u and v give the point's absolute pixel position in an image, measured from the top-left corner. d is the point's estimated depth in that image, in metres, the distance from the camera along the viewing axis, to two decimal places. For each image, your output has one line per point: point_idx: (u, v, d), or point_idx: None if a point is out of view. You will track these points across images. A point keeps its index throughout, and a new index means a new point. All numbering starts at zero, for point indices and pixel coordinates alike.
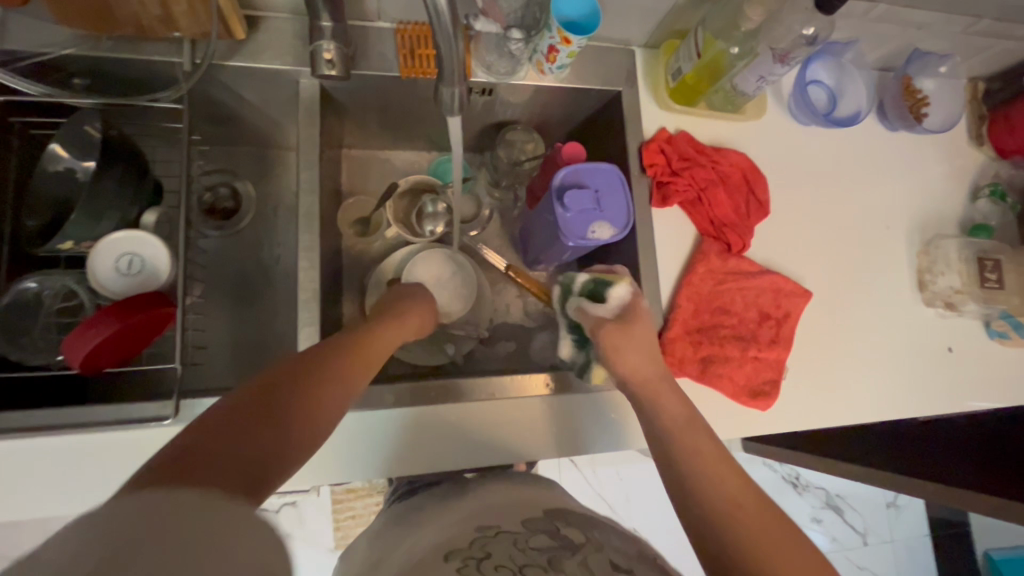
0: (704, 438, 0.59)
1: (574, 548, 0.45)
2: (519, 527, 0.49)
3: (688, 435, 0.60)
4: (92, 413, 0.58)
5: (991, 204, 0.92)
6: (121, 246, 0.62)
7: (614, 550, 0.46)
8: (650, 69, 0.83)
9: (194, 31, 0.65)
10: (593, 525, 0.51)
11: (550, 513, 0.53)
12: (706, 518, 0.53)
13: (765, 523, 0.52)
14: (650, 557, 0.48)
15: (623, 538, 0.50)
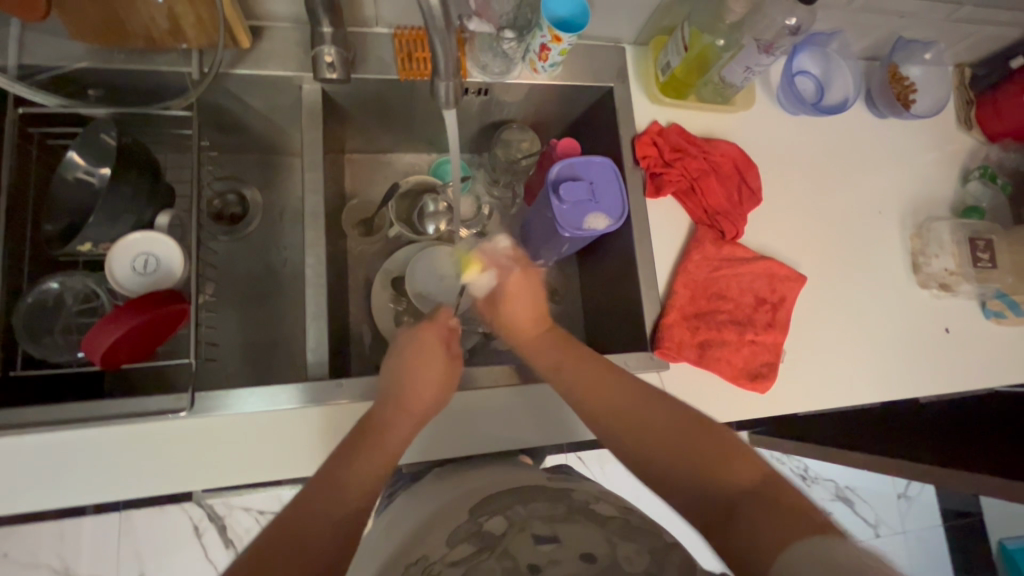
0: (627, 393, 0.64)
1: (494, 547, 0.49)
2: (458, 521, 0.54)
3: (608, 400, 0.64)
4: (112, 406, 0.61)
5: (982, 186, 0.94)
6: (136, 246, 0.65)
7: (537, 523, 0.51)
8: (641, 65, 0.86)
9: (201, 41, 0.68)
10: (509, 500, 0.55)
11: (479, 500, 0.57)
12: (656, 476, 0.58)
13: (713, 453, 0.56)
14: (577, 513, 0.53)
15: (549, 500, 0.55)
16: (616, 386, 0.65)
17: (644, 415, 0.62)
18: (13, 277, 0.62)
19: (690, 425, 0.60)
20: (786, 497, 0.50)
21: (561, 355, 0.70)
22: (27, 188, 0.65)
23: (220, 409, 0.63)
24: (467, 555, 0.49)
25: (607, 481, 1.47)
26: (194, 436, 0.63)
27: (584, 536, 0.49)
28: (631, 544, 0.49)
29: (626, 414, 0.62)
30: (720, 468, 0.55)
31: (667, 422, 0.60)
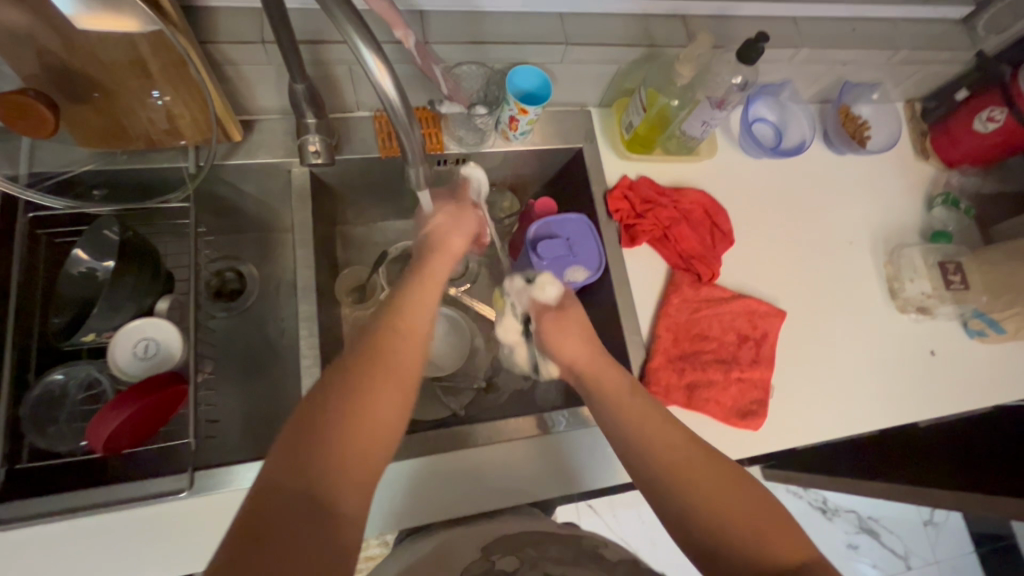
0: (685, 443, 0.57)
1: None
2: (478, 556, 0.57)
3: (675, 459, 0.55)
4: (121, 490, 0.62)
5: (946, 211, 0.98)
6: (138, 332, 0.68)
7: (544, 565, 0.53)
8: (607, 126, 0.92)
9: (197, 138, 0.74)
10: (523, 541, 0.58)
11: (499, 541, 0.59)
12: (706, 541, 0.52)
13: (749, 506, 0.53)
14: (579, 556, 0.54)
15: (556, 544, 0.57)
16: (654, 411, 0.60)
17: (704, 471, 0.55)
18: (21, 369, 0.66)
19: (755, 498, 0.53)
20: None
21: (615, 403, 0.61)
22: (34, 286, 0.69)
23: (218, 487, 0.64)
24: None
25: (620, 529, 1.44)
26: (195, 518, 0.64)
27: None
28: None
29: (680, 462, 0.55)
30: (779, 545, 0.51)
31: (726, 486, 0.54)
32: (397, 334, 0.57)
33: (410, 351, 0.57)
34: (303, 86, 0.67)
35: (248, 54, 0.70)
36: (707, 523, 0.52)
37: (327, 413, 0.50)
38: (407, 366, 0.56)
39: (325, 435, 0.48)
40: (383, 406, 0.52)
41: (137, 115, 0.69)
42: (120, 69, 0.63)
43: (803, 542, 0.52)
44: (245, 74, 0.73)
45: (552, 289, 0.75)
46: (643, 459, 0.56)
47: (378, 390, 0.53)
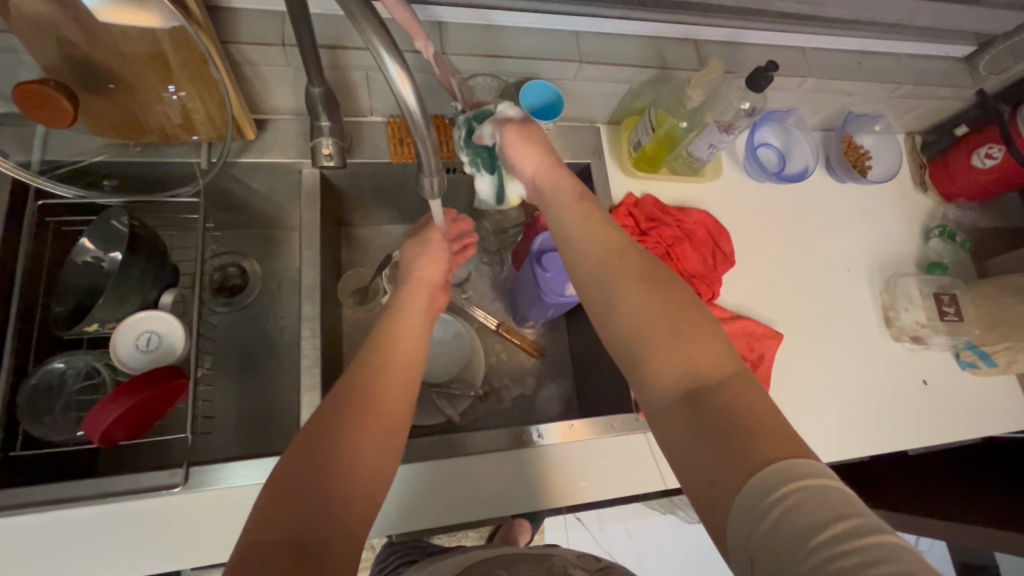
0: (636, 269, 0.58)
1: None
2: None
3: (623, 308, 0.56)
4: (110, 483, 0.62)
5: (942, 243, 1.00)
6: (141, 324, 0.68)
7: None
8: (615, 143, 0.93)
9: (210, 134, 0.75)
10: (492, 564, 0.56)
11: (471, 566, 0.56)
12: (629, 341, 0.55)
13: (688, 349, 0.51)
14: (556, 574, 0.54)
15: (530, 564, 0.56)
16: (620, 258, 0.59)
17: (636, 287, 0.56)
18: (20, 357, 0.65)
19: (693, 324, 0.53)
20: (751, 425, 0.45)
21: (576, 238, 0.62)
22: (40, 273, 0.69)
23: (211, 484, 0.64)
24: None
25: (608, 543, 1.44)
26: (187, 514, 0.64)
27: None
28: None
29: (626, 304, 0.56)
30: (695, 362, 0.51)
31: (666, 307, 0.54)
32: (341, 419, 0.52)
33: (376, 419, 0.53)
34: (320, 90, 0.68)
35: (267, 56, 0.71)
36: (635, 337, 0.54)
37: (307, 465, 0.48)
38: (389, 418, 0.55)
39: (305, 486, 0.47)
40: (370, 435, 0.52)
41: (153, 109, 0.69)
42: (140, 63, 0.63)
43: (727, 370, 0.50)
44: (262, 75, 0.74)
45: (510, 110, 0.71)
46: (593, 286, 0.60)
47: (365, 422, 0.52)
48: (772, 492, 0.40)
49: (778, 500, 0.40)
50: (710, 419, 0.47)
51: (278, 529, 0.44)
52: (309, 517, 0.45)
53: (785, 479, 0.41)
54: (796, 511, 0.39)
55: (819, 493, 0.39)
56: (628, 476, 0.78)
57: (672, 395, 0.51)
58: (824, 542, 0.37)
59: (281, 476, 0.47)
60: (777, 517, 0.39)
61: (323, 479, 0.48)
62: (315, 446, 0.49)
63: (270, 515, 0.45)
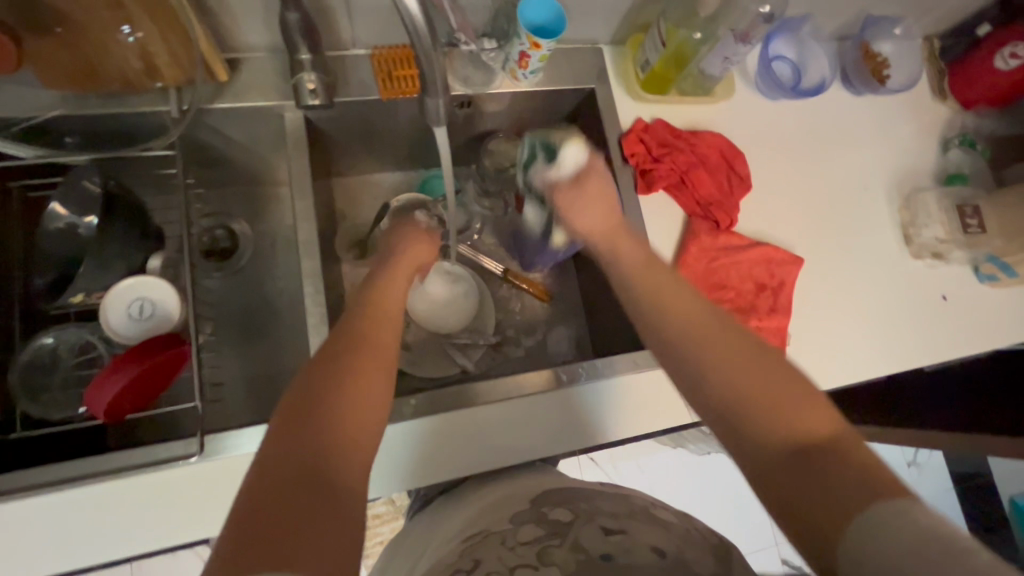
0: (695, 307, 0.61)
1: (565, 537, 0.51)
2: (508, 523, 0.55)
3: (703, 342, 0.57)
4: (119, 458, 0.59)
5: (961, 153, 0.96)
6: (129, 291, 0.63)
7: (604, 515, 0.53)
8: (620, 64, 0.86)
9: (178, 78, 0.67)
10: (573, 494, 0.57)
11: (536, 499, 0.57)
12: (714, 381, 0.54)
13: (776, 385, 0.52)
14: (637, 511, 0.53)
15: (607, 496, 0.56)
16: (702, 308, 0.60)
17: (723, 333, 0.57)
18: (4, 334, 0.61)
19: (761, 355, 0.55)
20: (858, 468, 0.45)
21: (638, 278, 0.66)
22: (12, 245, 0.64)
23: (229, 451, 0.61)
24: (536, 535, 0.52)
25: (621, 478, 1.47)
26: (208, 483, 0.61)
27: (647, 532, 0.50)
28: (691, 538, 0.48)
29: (713, 348, 0.56)
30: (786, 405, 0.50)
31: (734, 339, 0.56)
32: (324, 381, 0.50)
33: (360, 376, 0.52)
34: (296, 15, 0.61)
35: None
36: (723, 384, 0.53)
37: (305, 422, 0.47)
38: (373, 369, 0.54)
39: (308, 441, 0.45)
40: (358, 390, 0.51)
41: (110, 52, 0.62)
42: None
43: (824, 417, 0.49)
44: (228, 4, 0.66)
45: (573, 154, 0.73)
46: (672, 326, 0.60)
47: (350, 379, 0.51)
48: (889, 526, 0.40)
49: (903, 534, 0.39)
50: (814, 464, 0.46)
51: (275, 488, 0.42)
52: (309, 468, 0.44)
53: (907, 517, 0.40)
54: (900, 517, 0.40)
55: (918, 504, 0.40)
56: (654, 411, 0.76)
57: (769, 440, 0.49)
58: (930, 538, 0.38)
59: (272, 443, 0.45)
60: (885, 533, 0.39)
61: (319, 436, 0.46)
62: (301, 408, 0.48)
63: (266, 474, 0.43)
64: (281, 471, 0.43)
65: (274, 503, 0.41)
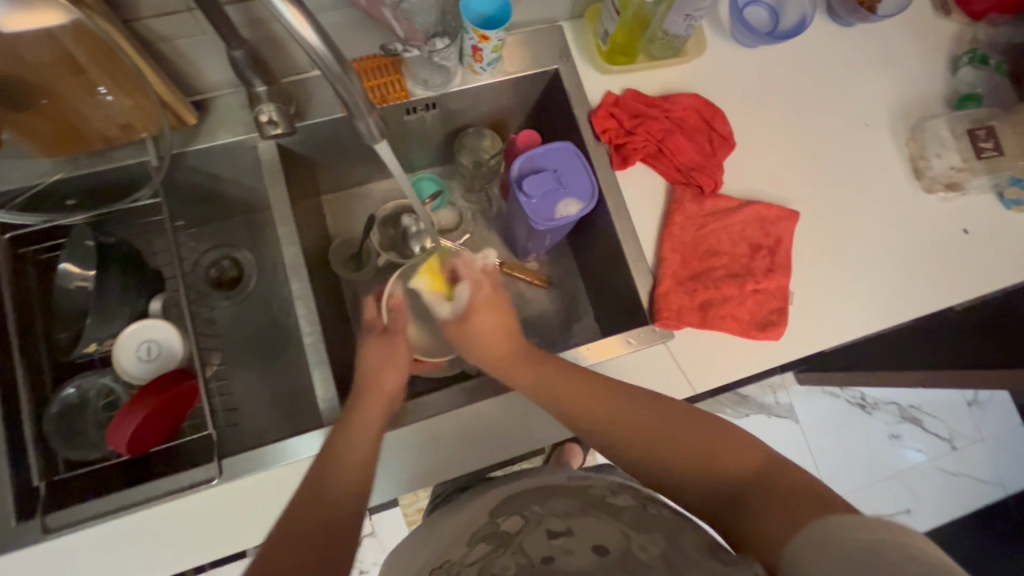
0: (584, 378, 0.64)
1: (507, 544, 0.52)
2: (461, 549, 0.53)
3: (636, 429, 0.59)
4: (143, 489, 0.64)
5: (974, 71, 0.87)
6: (137, 336, 0.68)
7: (552, 519, 0.53)
8: (583, 39, 0.83)
9: (152, 128, 0.71)
10: (524, 501, 0.58)
11: (496, 510, 0.58)
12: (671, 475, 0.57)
13: (702, 447, 0.56)
14: (594, 506, 0.54)
15: (567, 497, 0.57)
16: (620, 396, 0.62)
17: (642, 410, 0.61)
18: (37, 387, 0.67)
19: (650, 409, 0.60)
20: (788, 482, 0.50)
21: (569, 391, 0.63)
22: (32, 304, 0.69)
23: (247, 471, 0.65)
24: (482, 554, 0.51)
25: None
26: (232, 500, 0.66)
27: (596, 526, 0.51)
28: (645, 533, 0.49)
29: (644, 438, 0.59)
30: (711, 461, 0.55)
31: (635, 408, 0.61)
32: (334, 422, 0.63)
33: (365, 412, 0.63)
34: (242, 51, 0.62)
35: (178, 27, 0.65)
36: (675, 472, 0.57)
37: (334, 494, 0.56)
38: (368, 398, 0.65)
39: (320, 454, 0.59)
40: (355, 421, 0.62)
41: (88, 118, 0.66)
42: (53, 69, 0.59)
43: (748, 453, 0.55)
44: (182, 50, 0.68)
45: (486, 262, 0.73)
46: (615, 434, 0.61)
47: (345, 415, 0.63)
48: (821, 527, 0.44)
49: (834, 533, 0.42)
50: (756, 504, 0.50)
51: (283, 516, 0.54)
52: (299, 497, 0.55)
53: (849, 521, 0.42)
54: (814, 533, 0.43)
55: (835, 519, 0.43)
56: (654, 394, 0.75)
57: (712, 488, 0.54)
58: (847, 532, 0.41)
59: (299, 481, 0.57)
60: (818, 550, 0.42)
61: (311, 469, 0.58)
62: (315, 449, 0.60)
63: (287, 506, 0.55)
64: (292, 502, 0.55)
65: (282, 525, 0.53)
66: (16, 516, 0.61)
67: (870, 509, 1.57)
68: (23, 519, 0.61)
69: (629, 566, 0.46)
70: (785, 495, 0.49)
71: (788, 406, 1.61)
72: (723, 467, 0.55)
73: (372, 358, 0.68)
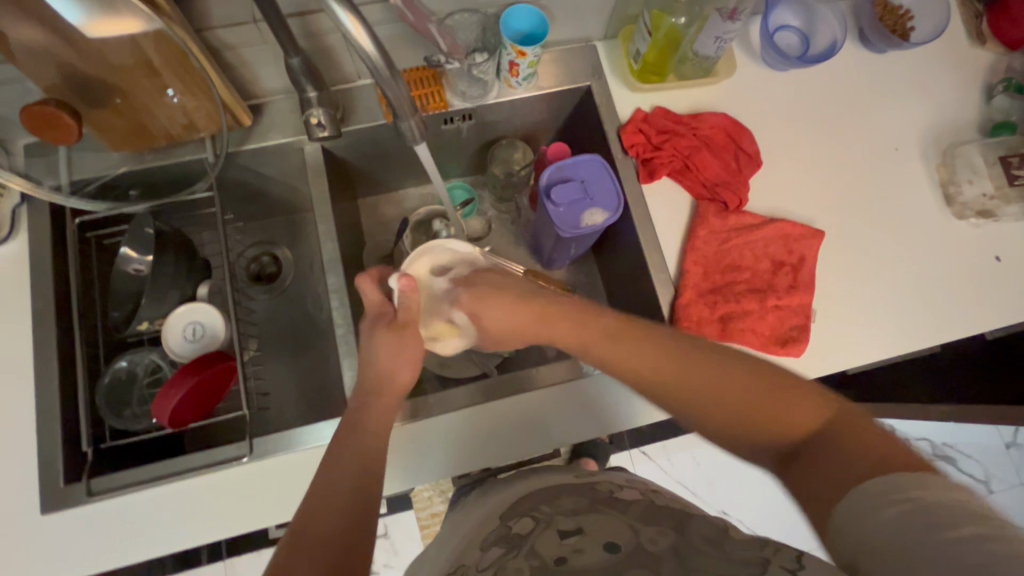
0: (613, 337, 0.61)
1: (520, 546, 0.53)
2: (476, 553, 0.54)
3: (674, 373, 0.56)
4: (180, 462, 0.68)
5: (1009, 100, 0.87)
6: (185, 317, 0.74)
7: (561, 518, 0.55)
8: (615, 59, 0.87)
9: (211, 128, 0.76)
10: (535, 503, 0.60)
11: (506, 516, 0.60)
12: (714, 422, 0.54)
13: (748, 394, 0.53)
14: (600, 503, 0.57)
15: (574, 496, 0.59)
16: (656, 347, 0.58)
17: (685, 359, 0.56)
18: (92, 360, 0.72)
19: (682, 355, 0.57)
20: (851, 442, 0.46)
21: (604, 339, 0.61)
22: (92, 284, 0.75)
23: (275, 451, 0.69)
24: (495, 556, 0.52)
25: (676, 473, 1.42)
26: (258, 481, 0.69)
27: (606, 525, 0.52)
28: (654, 526, 0.51)
29: (684, 380, 0.55)
30: (759, 412, 0.52)
31: (669, 364, 0.57)
32: (354, 425, 0.59)
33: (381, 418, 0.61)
34: (298, 60, 0.67)
35: (243, 37, 0.71)
36: (717, 419, 0.54)
37: (344, 491, 0.52)
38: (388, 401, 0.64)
39: (347, 451, 0.56)
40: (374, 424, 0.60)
41: (157, 117, 0.72)
42: (130, 71, 0.65)
43: (806, 404, 0.51)
44: (244, 57, 0.75)
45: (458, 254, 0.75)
46: (650, 383, 0.57)
47: (362, 416, 0.61)
48: (891, 494, 0.40)
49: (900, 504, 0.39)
50: (818, 462, 0.46)
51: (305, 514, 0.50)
52: (322, 497, 0.51)
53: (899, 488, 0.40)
54: (866, 494, 0.41)
55: (893, 478, 0.41)
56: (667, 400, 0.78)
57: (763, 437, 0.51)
58: (899, 492, 0.40)
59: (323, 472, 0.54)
60: (867, 515, 0.40)
61: (333, 463, 0.54)
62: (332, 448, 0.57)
63: (310, 501, 0.51)
64: (315, 493, 0.51)
65: (306, 519, 0.49)
66: (64, 477, 0.66)
67: None
68: (71, 480, 0.67)
69: (638, 559, 0.47)
70: (845, 453, 0.45)
71: None
72: (781, 422, 0.51)
73: (382, 359, 0.66)
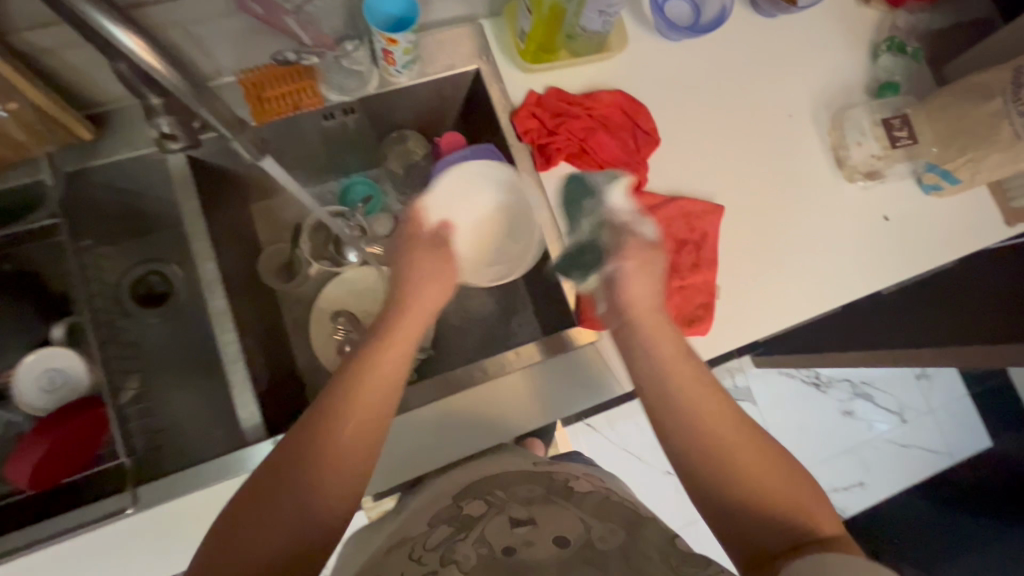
0: (687, 378, 0.60)
1: (470, 529, 0.51)
2: (422, 527, 0.53)
3: (716, 419, 0.57)
4: (52, 524, 0.61)
5: (893, 58, 0.89)
6: (40, 365, 0.67)
7: (514, 507, 0.53)
8: (502, 38, 0.82)
9: (40, 146, 0.67)
10: (493, 486, 0.58)
11: (459, 496, 0.58)
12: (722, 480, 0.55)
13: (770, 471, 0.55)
14: (556, 494, 0.56)
15: (530, 484, 0.58)
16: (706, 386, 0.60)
17: (728, 414, 0.58)
18: None
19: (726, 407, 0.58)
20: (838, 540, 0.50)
21: (670, 371, 0.61)
22: None
23: (164, 497, 0.64)
24: (442, 534, 0.51)
25: (622, 441, 1.45)
26: (150, 528, 0.65)
27: (560, 518, 0.51)
28: (606, 522, 0.50)
29: (719, 434, 0.56)
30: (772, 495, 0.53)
31: (720, 412, 0.58)
32: (336, 403, 0.55)
33: (374, 403, 0.56)
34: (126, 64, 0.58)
35: (62, 40, 0.62)
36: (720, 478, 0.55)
37: (293, 508, 0.49)
38: (378, 379, 0.57)
39: (317, 449, 0.52)
40: (357, 417, 0.54)
41: None
42: None
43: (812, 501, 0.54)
44: (71, 63, 0.65)
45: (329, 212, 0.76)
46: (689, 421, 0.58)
47: (349, 403, 0.55)
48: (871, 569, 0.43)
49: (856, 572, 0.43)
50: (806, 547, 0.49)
51: (242, 525, 0.48)
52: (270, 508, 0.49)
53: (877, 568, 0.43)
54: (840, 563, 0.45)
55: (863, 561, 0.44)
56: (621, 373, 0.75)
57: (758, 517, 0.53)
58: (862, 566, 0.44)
59: (280, 466, 0.51)
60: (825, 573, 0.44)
61: (295, 463, 0.51)
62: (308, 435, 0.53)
63: (251, 504, 0.49)
64: (264, 501, 0.49)
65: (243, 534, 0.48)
66: None
67: (827, 483, 1.62)
68: None
69: (585, 555, 0.47)
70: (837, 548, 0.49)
71: (744, 388, 1.66)
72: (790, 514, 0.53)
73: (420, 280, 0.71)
